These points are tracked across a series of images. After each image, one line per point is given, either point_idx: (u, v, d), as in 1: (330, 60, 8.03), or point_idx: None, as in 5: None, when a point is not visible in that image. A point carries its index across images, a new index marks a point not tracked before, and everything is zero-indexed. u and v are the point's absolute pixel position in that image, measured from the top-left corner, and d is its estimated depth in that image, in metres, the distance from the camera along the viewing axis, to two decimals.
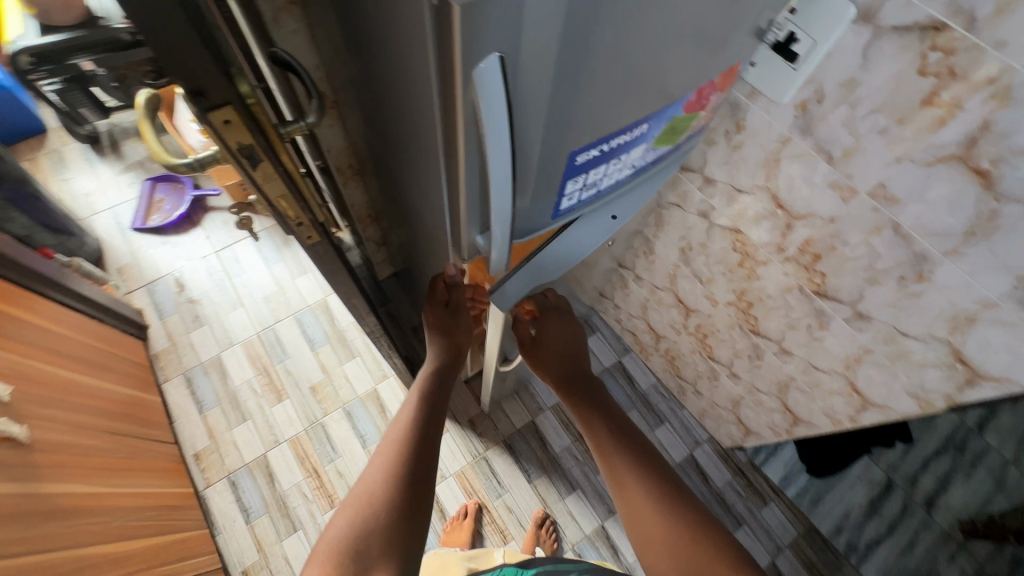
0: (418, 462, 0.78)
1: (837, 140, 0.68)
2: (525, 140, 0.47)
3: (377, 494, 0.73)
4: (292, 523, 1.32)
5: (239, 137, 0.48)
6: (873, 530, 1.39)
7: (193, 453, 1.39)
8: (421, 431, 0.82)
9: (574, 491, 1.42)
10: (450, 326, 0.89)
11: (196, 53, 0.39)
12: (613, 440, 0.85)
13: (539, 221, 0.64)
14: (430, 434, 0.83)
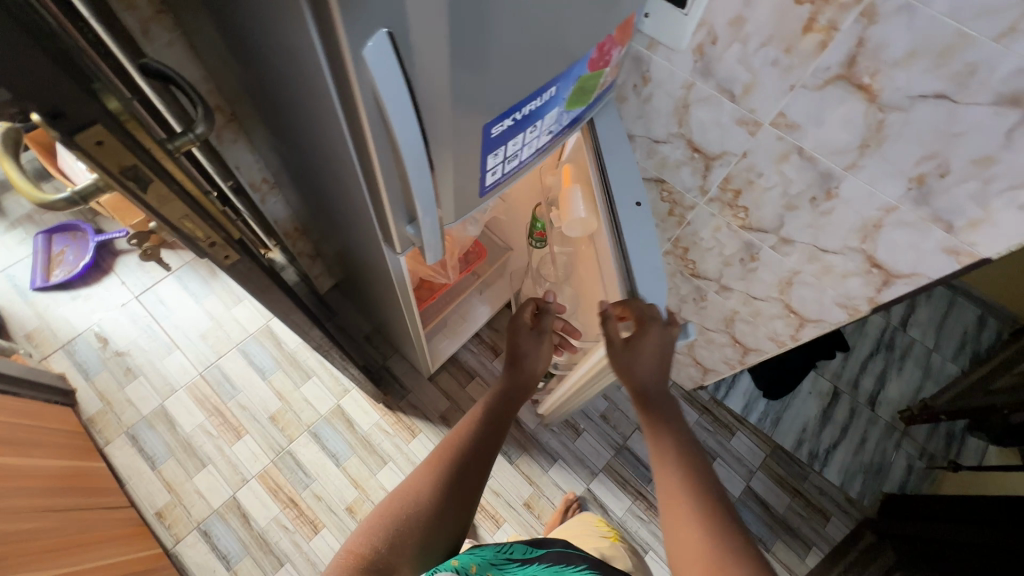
0: (465, 472, 0.80)
1: (735, 79, 0.71)
2: (434, 122, 0.46)
3: (422, 492, 0.75)
4: (277, 558, 1.27)
5: (118, 159, 0.43)
6: (830, 436, 1.55)
7: (154, 511, 1.30)
8: (472, 442, 0.84)
9: (556, 461, 1.44)
10: (531, 358, 0.96)
11: (34, 65, 0.35)
12: (676, 469, 0.73)
13: (466, 201, 0.64)
14: (484, 448, 0.85)
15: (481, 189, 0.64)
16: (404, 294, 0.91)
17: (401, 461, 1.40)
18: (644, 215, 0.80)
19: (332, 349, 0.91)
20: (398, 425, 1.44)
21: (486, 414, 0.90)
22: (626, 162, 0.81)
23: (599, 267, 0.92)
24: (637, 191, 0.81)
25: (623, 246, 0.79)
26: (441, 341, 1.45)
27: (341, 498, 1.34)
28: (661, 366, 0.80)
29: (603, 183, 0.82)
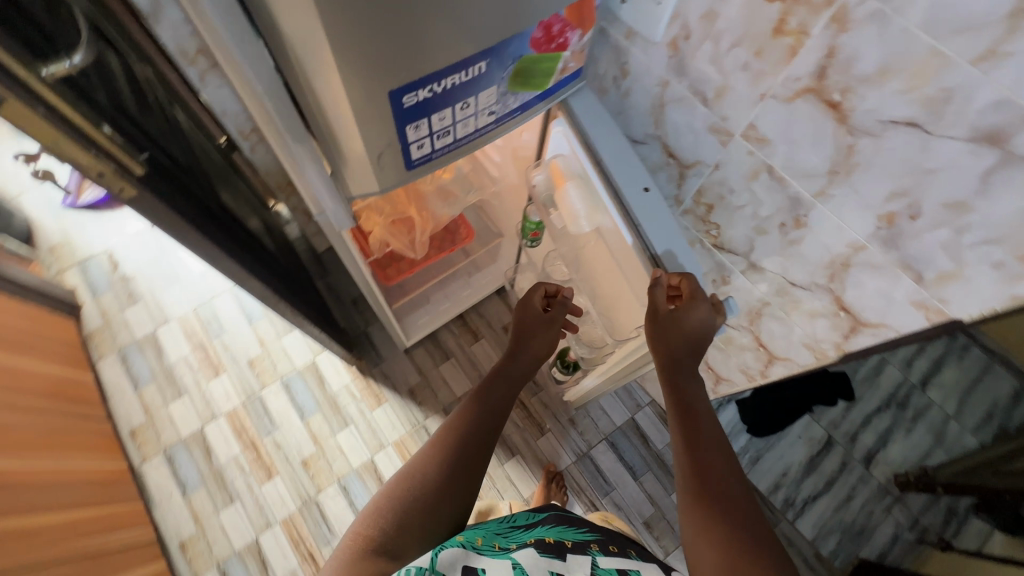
0: (473, 443, 0.68)
1: (708, 81, 0.65)
2: (304, 77, 0.48)
3: (426, 468, 0.64)
4: (229, 495, 1.33)
5: None
6: (811, 487, 1.48)
7: (129, 429, 1.38)
8: (484, 409, 0.73)
9: (514, 456, 1.42)
10: (537, 338, 0.87)
11: None
12: (698, 449, 0.66)
13: (389, 174, 0.62)
14: (492, 415, 0.74)
15: (408, 163, 0.62)
16: (352, 262, 0.91)
17: (362, 426, 1.42)
18: (658, 200, 0.75)
19: (279, 303, 0.92)
20: (365, 391, 1.46)
21: (494, 382, 0.79)
22: (626, 153, 0.76)
23: (614, 255, 0.88)
24: (642, 177, 0.75)
25: (642, 235, 0.75)
26: (419, 317, 1.45)
27: (298, 450, 1.39)
28: (695, 339, 0.75)
29: (604, 176, 0.76)
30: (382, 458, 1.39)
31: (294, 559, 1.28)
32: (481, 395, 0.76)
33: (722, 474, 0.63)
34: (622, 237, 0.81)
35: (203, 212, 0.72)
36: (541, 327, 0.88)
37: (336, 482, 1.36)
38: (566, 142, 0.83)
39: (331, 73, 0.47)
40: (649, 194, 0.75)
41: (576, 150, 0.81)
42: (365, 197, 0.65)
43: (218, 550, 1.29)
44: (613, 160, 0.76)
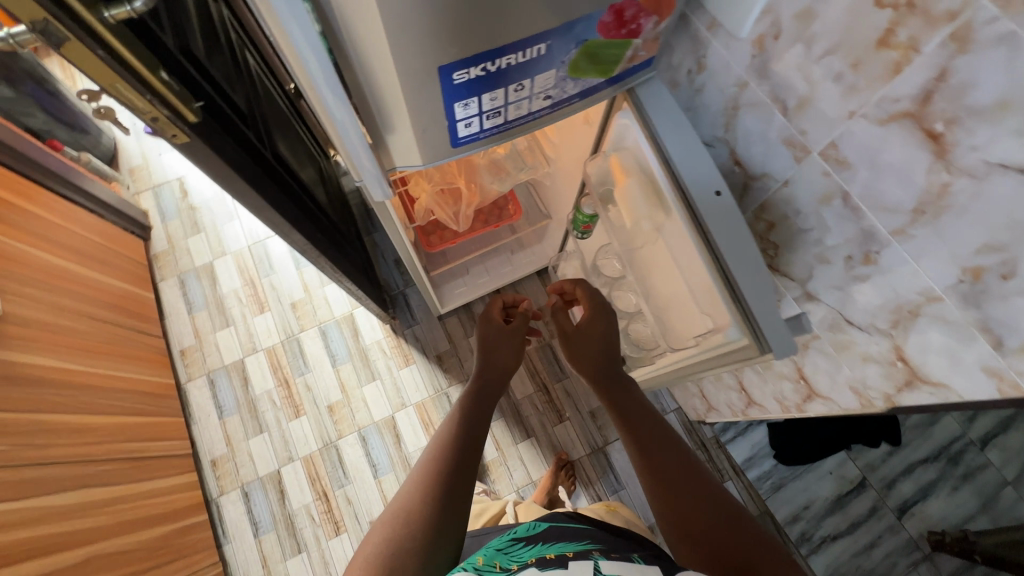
0: (463, 454, 0.79)
1: (791, 88, 0.58)
2: (353, 43, 0.46)
3: (413, 508, 0.69)
4: (259, 425, 1.43)
5: (30, 10, 0.38)
6: (832, 526, 1.37)
7: (180, 348, 1.49)
8: (467, 426, 0.84)
9: (529, 438, 1.43)
10: (502, 343, 1.00)
11: None
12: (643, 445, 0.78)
13: (434, 148, 0.61)
14: (473, 427, 0.85)
15: (454, 140, 0.60)
16: (392, 227, 0.91)
17: (388, 383, 1.47)
18: (731, 205, 0.66)
19: (316, 257, 0.94)
20: (396, 350, 1.50)
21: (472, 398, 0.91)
22: (698, 150, 0.68)
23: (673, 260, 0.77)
24: (714, 178, 0.67)
25: (710, 242, 0.66)
26: (456, 287, 1.45)
27: (326, 395, 1.46)
28: (603, 348, 0.90)
29: (670, 175, 0.69)
30: (402, 416, 1.44)
31: (309, 494, 1.37)
32: (463, 412, 0.87)
33: (675, 458, 0.75)
34: (683, 241, 0.71)
35: (256, 163, 0.73)
36: (502, 335, 1.02)
37: (356, 431, 1.43)
38: (631, 137, 0.75)
39: (381, 40, 0.45)
40: (720, 198, 0.67)
41: (642, 145, 0.73)
42: (408, 168, 0.65)
43: (244, 473, 1.39)
44: (682, 159, 0.68)
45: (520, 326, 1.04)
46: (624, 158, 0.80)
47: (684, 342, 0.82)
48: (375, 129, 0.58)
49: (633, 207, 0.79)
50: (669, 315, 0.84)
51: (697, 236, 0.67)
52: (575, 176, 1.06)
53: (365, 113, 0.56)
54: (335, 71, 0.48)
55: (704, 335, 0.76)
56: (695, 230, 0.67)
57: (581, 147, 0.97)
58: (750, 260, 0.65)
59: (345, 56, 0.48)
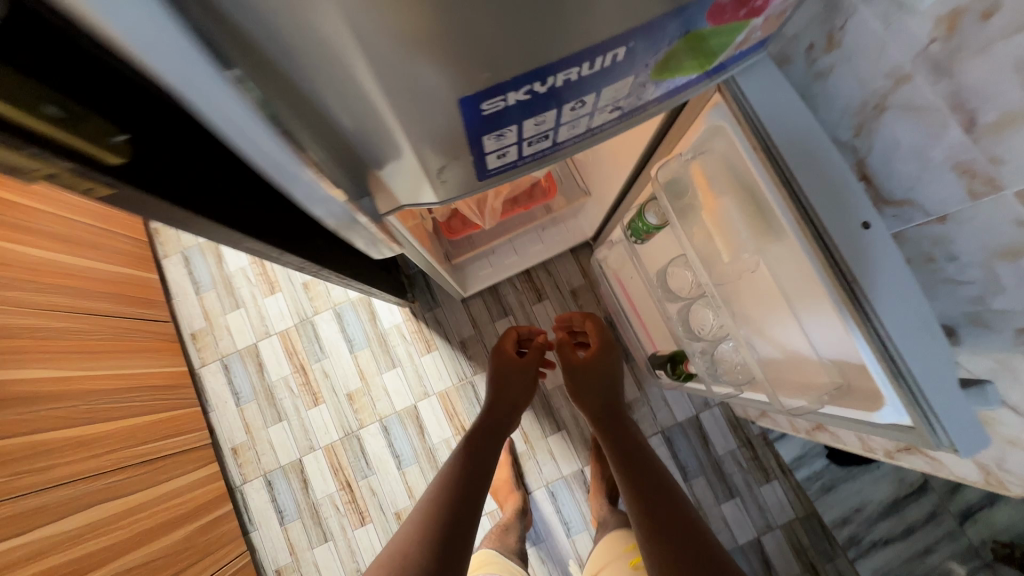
0: (471, 499, 0.86)
1: (993, 97, 0.39)
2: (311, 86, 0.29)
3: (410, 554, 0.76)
4: (277, 412, 1.37)
5: None
6: (885, 530, 1.27)
7: (190, 332, 1.40)
8: (474, 465, 0.91)
9: (559, 431, 1.34)
10: (514, 379, 1.08)
11: None
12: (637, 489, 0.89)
13: (454, 183, 0.44)
14: (480, 467, 0.91)
15: (477, 172, 0.43)
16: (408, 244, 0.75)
17: (409, 370, 1.38)
18: (886, 240, 0.49)
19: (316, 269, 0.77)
20: (417, 335, 1.39)
21: (481, 436, 0.98)
22: (833, 165, 0.50)
23: (790, 300, 0.59)
24: (860, 203, 0.50)
25: (864, 305, 0.48)
26: (481, 269, 1.30)
27: (344, 382, 1.38)
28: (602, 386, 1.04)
29: (796, 207, 0.50)
30: (424, 406, 1.36)
31: (333, 484, 1.33)
32: (471, 453, 0.93)
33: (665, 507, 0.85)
34: (808, 281, 0.54)
35: (247, 186, 0.56)
36: (519, 368, 1.10)
37: (378, 421, 1.36)
38: (733, 142, 0.55)
39: (384, 73, 0.28)
40: (869, 232, 0.49)
41: (751, 160, 0.53)
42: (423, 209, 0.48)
43: (266, 461, 1.35)
44: (809, 177, 0.50)
45: (534, 358, 1.12)
46: (713, 167, 0.60)
47: (793, 392, 0.64)
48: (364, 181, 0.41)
49: (732, 232, 0.60)
50: (774, 352, 0.66)
51: (841, 296, 0.49)
52: (626, 159, 0.87)
53: (352, 166, 0.39)
54: (306, 115, 0.32)
55: (831, 397, 0.58)
56: (837, 288, 0.49)
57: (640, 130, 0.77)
58: (913, 319, 0.49)
59: (327, 103, 0.31)
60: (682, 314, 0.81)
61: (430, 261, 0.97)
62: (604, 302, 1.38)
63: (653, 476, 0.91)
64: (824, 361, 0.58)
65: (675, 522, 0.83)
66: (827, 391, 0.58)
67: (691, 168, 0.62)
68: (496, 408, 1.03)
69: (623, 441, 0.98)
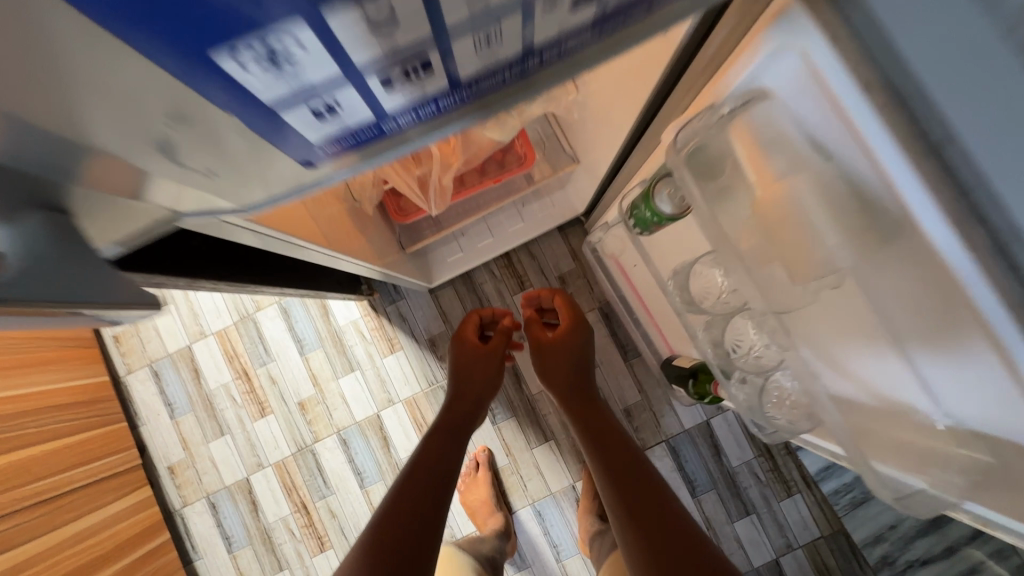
0: (412, 533, 0.62)
1: None
2: None
3: None
4: (219, 425, 1.18)
5: None
6: (923, 548, 1.08)
7: (111, 334, 1.19)
8: (415, 488, 0.68)
9: (547, 441, 1.15)
10: (480, 372, 0.87)
11: None
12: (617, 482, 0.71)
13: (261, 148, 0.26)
14: (428, 493, 0.68)
15: (295, 142, 0.25)
16: (299, 245, 0.52)
17: (369, 375, 1.17)
18: None
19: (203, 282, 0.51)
20: (378, 333, 1.18)
21: (434, 442, 0.76)
22: None
23: (901, 328, 0.36)
24: None
25: None
26: (449, 254, 1.07)
27: (295, 390, 1.18)
28: (575, 364, 0.86)
29: (957, 207, 0.27)
30: (389, 416, 1.16)
31: (286, 506, 1.16)
32: (411, 473, 0.71)
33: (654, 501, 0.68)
34: (958, 314, 0.30)
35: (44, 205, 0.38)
36: (484, 361, 0.88)
37: (336, 434, 1.17)
38: (818, 86, 0.31)
39: None
40: None
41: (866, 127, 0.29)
42: (258, 160, 0.27)
43: (209, 481, 1.17)
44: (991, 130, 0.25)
45: (500, 344, 0.91)
46: (765, 125, 0.36)
47: (883, 453, 0.41)
48: (58, 64, 0.19)
49: (821, 232, 0.36)
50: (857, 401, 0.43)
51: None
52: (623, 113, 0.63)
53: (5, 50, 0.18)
54: None
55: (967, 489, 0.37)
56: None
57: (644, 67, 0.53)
58: None
59: None
60: (711, 332, 0.57)
61: (369, 263, 0.75)
62: (598, 290, 1.16)
63: (646, 501, 0.67)
64: (942, 429, 0.37)
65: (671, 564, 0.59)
66: (961, 481, 0.37)
67: (737, 127, 0.38)
68: (458, 403, 0.84)
69: (608, 451, 0.75)
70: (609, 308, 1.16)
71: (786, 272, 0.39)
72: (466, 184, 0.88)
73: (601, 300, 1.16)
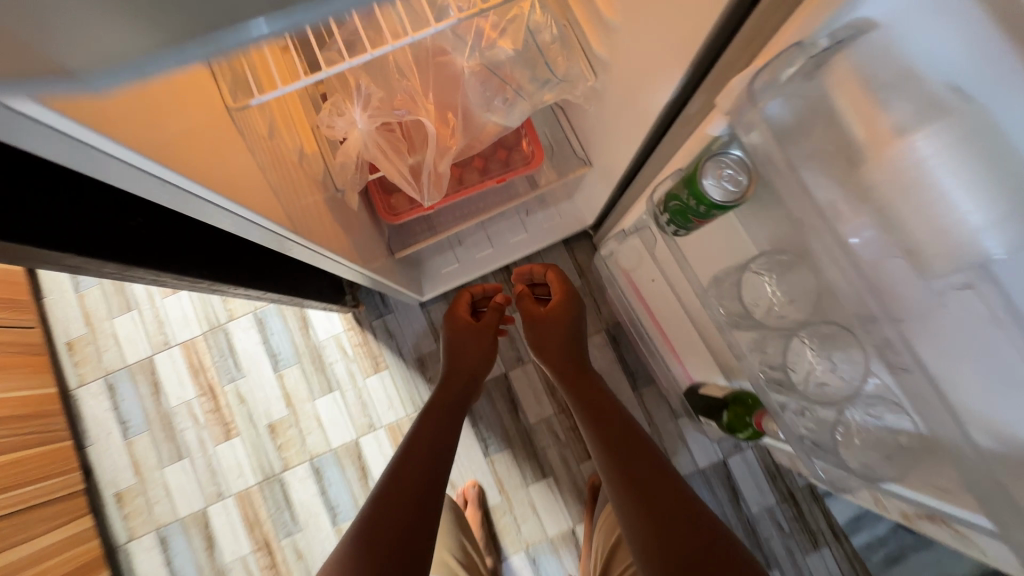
0: (406, 549, 0.49)
1: None
2: None
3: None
4: (177, 448, 1.05)
5: None
6: None
7: (65, 341, 1.07)
8: (403, 492, 0.54)
9: (544, 477, 1.02)
10: (470, 351, 0.78)
11: None
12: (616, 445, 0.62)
13: None
14: (423, 497, 0.54)
15: None
16: (264, 226, 0.43)
17: (349, 396, 1.06)
18: None
19: (114, 272, 0.44)
20: (362, 350, 1.07)
21: (428, 420, 0.66)
22: None
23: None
24: None
25: None
26: (445, 265, 0.98)
27: (265, 410, 1.06)
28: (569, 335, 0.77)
29: None
30: (369, 443, 1.04)
31: (247, 544, 1.02)
32: (396, 478, 0.56)
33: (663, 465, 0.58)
34: None
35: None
36: (473, 337, 0.79)
37: (308, 461, 1.04)
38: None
39: None
40: None
41: None
42: None
43: (160, 512, 1.03)
44: None
45: (494, 319, 0.82)
46: (872, 77, 0.30)
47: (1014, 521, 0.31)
48: None
49: (961, 200, 0.29)
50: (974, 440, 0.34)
51: None
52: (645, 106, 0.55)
53: None
54: None
55: None
56: None
57: (674, 51, 0.46)
58: None
59: None
60: (760, 353, 0.47)
61: (358, 267, 0.66)
62: (605, 311, 1.06)
63: (637, 460, 0.59)
64: None
65: (691, 536, 0.49)
66: None
67: (839, 75, 0.31)
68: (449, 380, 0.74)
69: (599, 419, 0.66)
70: (617, 330, 1.06)
71: (908, 260, 0.32)
72: (468, 182, 0.79)
73: (609, 320, 1.06)
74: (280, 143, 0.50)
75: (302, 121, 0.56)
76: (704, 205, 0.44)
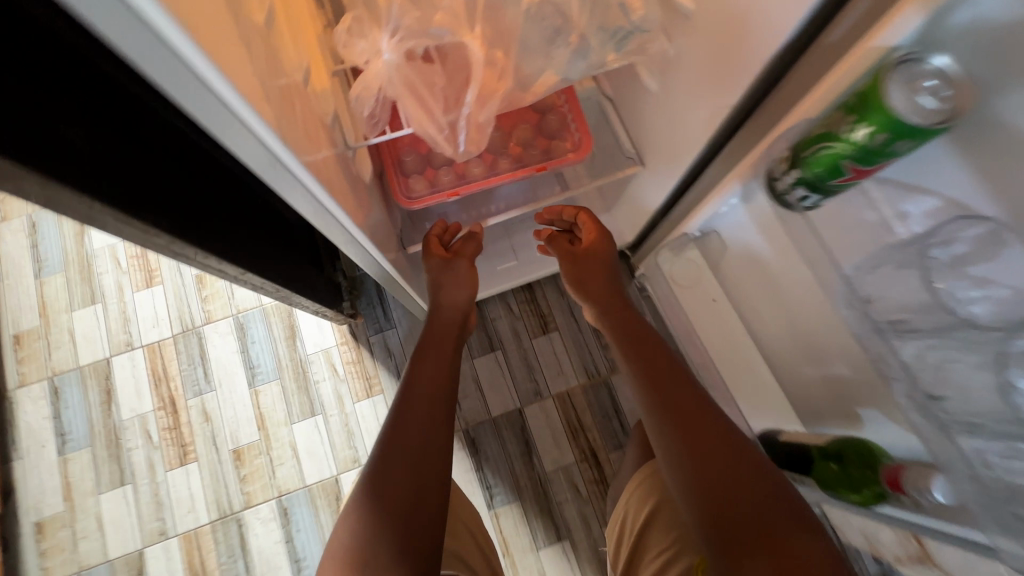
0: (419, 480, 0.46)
1: None
2: None
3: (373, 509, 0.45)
4: (120, 471, 0.87)
5: None
6: None
7: (12, 333, 0.92)
8: (404, 444, 0.49)
9: (559, 541, 0.84)
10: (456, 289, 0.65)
11: None
12: (652, 375, 0.53)
13: None
14: (430, 448, 0.50)
15: None
16: (265, 145, 0.31)
17: (333, 422, 0.89)
18: None
19: (36, 191, 0.32)
20: (355, 369, 0.91)
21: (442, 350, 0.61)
22: None
23: None
24: None
25: None
26: None
27: (232, 432, 0.89)
28: (605, 273, 0.67)
29: None
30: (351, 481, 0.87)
31: None
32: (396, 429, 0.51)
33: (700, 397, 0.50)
34: None
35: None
36: (455, 279, 0.64)
37: (274, 499, 0.86)
38: None
39: None
40: None
41: None
42: None
43: (85, 551, 0.84)
44: None
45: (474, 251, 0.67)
46: None
47: None
48: None
49: None
50: None
51: None
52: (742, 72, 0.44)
53: None
54: None
55: None
56: None
57: None
58: None
59: None
60: None
61: (366, 248, 0.53)
62: None
63: (676, 395, 0.50)
64: None
65: (722, 461, 0.44)
66: None
67: None
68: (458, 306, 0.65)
69: (636, 348, 0.57)
70: None
71: None
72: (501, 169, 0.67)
73: None
74: (282, 55, 0.37)
75: (314, 54, 0.46)
76: (880, 136, 0.32)
